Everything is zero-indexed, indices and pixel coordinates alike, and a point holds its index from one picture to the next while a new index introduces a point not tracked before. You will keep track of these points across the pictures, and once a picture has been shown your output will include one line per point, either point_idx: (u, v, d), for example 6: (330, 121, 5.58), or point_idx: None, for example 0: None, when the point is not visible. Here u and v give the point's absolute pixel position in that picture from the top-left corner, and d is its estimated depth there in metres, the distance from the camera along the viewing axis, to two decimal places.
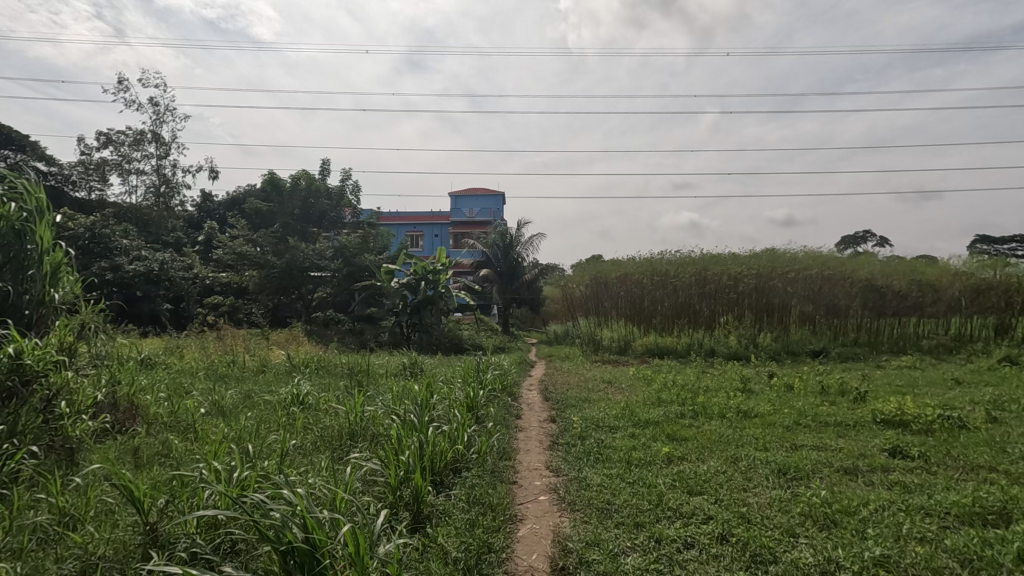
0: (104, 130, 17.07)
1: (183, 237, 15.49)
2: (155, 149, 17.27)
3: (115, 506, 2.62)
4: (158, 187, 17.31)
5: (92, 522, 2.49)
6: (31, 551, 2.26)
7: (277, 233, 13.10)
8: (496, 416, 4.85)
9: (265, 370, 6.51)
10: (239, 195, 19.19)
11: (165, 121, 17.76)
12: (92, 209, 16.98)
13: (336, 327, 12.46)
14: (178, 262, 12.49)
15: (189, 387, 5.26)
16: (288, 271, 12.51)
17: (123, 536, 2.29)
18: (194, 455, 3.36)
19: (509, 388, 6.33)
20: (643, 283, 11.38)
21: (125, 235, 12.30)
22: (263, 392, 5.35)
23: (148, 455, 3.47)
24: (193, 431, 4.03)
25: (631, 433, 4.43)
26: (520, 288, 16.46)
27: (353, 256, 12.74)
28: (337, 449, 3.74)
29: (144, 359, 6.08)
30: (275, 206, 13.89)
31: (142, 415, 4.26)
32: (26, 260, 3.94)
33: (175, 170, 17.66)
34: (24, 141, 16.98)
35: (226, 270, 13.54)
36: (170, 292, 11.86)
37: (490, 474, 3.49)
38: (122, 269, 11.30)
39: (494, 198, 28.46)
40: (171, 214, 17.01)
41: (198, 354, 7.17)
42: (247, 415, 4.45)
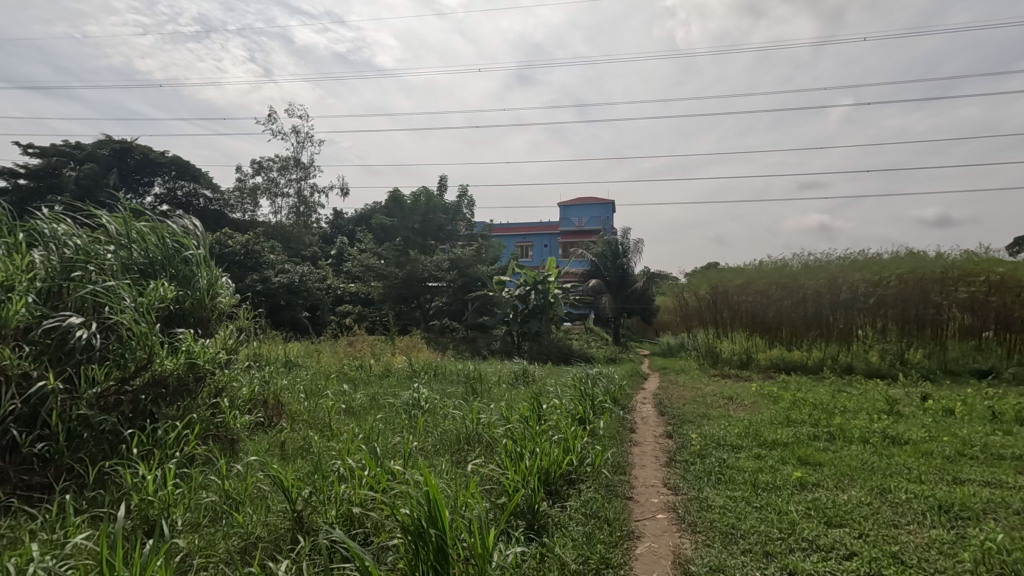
0: (257, 159, 19.47)
1: (318, 251, 17.11)
2: (297, 173, 19.34)
3: (268, 492, 2.95)
4: (298, 207, 19.34)
5: (250, 504, 2.82)
6: (206, 526, 2.63)
7: (399, 246, 14.04)
8: (609, 429, 4.75)
9: (389, 374, 6.99)
10: (365, 212, 20.87)
11: (305, 147, 19.83)
12: (247, 228, 19.36)
13: (451, 334, 12.99)
14: (315, 274, 13.82)
15: (325, 388, 5.78)
16: (408, 282, 13.37)
17: (275, 520, 2.56)
18: (330, 451, 3.68)
19: (622, 400, 6.19)
20: (766, 291, 10.69)
21: (272, 251, 13.87)
22: (386, 395, 5.73)
23: (293, 449, 3.86)
24: (328, 428, 4.44)
25: (756, 454, 4.13)
26: (631, 297, 16.13)
27: (467, 267, 13.27)
28: (455, 452, 3.89)
29: (287, 362, 6.80)
30: (397, 220, 14.86)
31: (286, 412, 4.74)
32: (192, 273, 4.60)
33: (313, 191, 19.62)
34: (196, 173, 19.91)
35: (355, 281, 14.74)
36: (307, 302, 13.14)
37: (605, 488, 3.43)
38: (269, 280, 12.76)
39: (603, 206, 28.10)
40: (310, 231, 18.91)
41: (332, 358, 7.87)
42: (375, 416, 4.80)
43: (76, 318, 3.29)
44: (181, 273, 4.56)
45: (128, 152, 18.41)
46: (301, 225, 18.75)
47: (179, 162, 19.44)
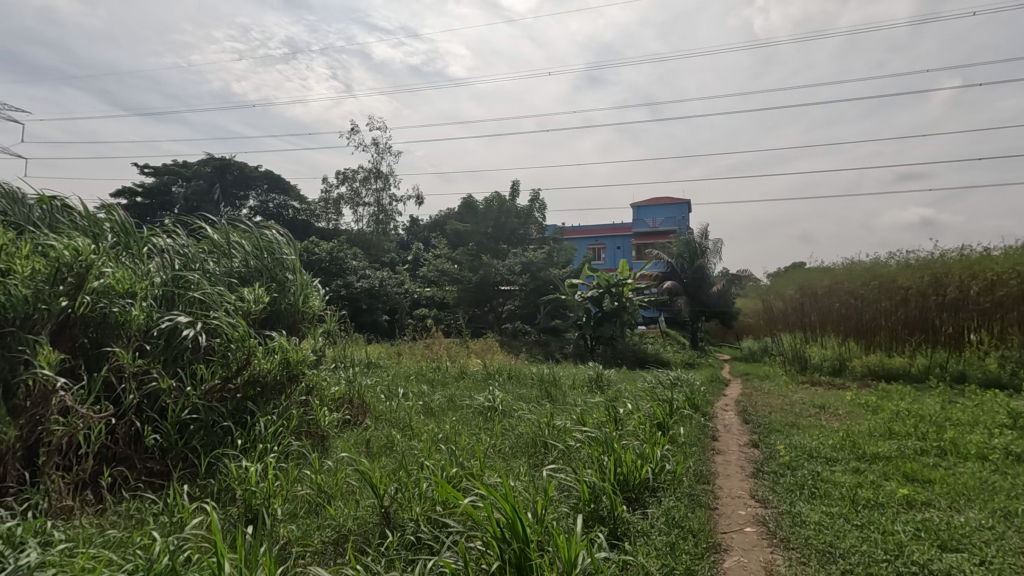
0: (340, 171, 20.57)
1: (396, 257, 17.78)
2: (377, 183, 20.23)
3: (357, 487, 3.09)
4: (378, 215, 20.22)
5: (341, 498, 2.96)
6: (302, 517, 2.79)
7: (473, 251, 14.32)
8: (690, 436, 4.59)
9: (464, 376, 7.14)
10: (440, 218, 21.47)
11: (384, 157, 20.72)
12: (331, 237, 20.47)
13: (524, 337, 13.06)
14: (393, 279, 14.38)
15: (405, 389, 5.97)
16: (481, 286, 13.60)
17: (364, 514, 2.67)
18: (412, 450, 3.80)
19: (703, 407, 5.94)
20: (858, 291, 10.01)
21: (354, 257, 14.59)
22: (462, 397, 5.85)
23: (377, 447, 4.01)
24: (408, 428, 4.59)
25: (855, 468, 3.83)
26: (710, 299, 15.59)
27: (539, 270, 13.31)
28: (532, 455, 3.89)
29: (369, 362, 7.11)
30: (471, 225, 15.13)
31: (370, 411, 4.94)
32: (285, 279, 4.93)
33: (391, 199, 20.44)
34: (286, 185, 21.33)
35: (430, 285, 15.16)
36: (386, 306, 13.70)
37: (687, 497, 3.31)
38: (352, 286, 13.42)
39: (679, 205, 27.22)
40: (389, 238, 19.70)
41: (412, 359, 8.15)
42: (453, 418, 4.91)
43: (183, 319, 3.63)
44: (276, 278, 4.91)
45: (228, 168, 20.01)
46: (380, 233, 19.59)
47: (271, 177, 20.93)
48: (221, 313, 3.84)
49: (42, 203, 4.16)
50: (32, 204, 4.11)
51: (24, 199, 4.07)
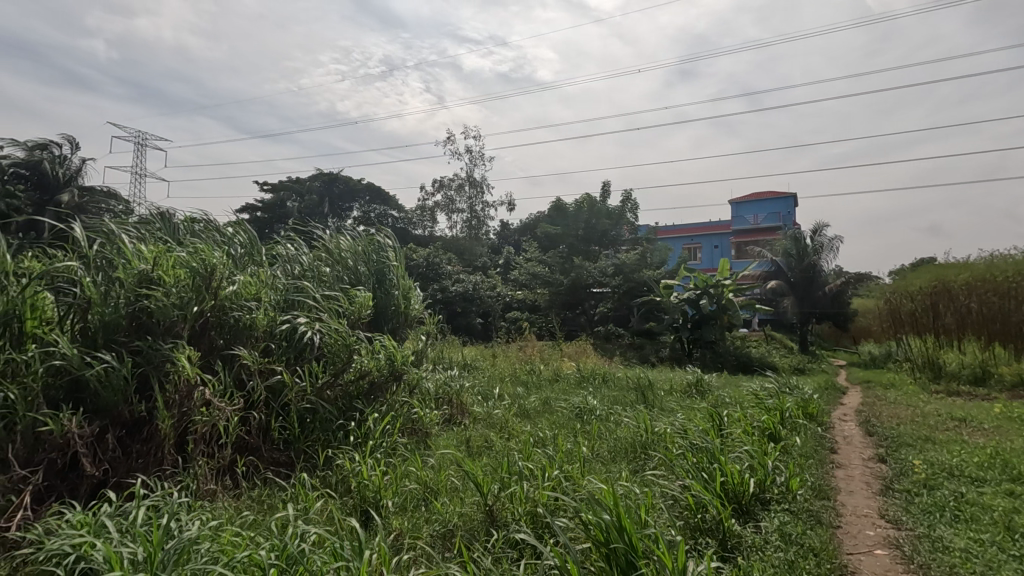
0: (436, 180, 21.46)
1: (488, 261, 18.20)
2: (470, 190, 20.83)
3: (460, 484, 3.17)
4: (470, 221, 20.84)
5: (446, 494, 3.06)
6: (411, 510, 2.93)
7: (563, 254, 14.34)
8: (806, 448, 4.25)
9: (559, 379, 7.16)
10: (531, 222, 21.70)
11: (476, 165, 21.33)
12: (427, 243, 21.37)
13: (617, 340, 12.83)
14: (486, 282, 14.72)
15: (501, 391, 6.08)
16: (573, 289, 13.54)
17: (469, 512, 2.75)
18: (510, 450, 3.85)
19: (818, 417, 5.50)
20: (1004, 288, 8.82)
21: (449, 263, 15.14)
22: (557, 399, 5.85)
23: (477, 446, 4.09)
24: (506, 428, 4.64)
25: (1008, 490, 3.35)
26: (822, 300, 14.40)
27: (631, 272, 13.05)
28: (632, 461, 3.80)
29: (467, 364, 7.33)
30: (562, 228, 15.07)
31: (468, 411, 5.04)
32: (389, 284, 5.20)
33: (483, 205, 20.98)
34: (386, 196, 22.65)
35: (522, 288, 15.35)
36: (480, 309, 14.07)
37: (805, 513, 3.07)
38: (448, 289, 13.94)
39: (784, 200, 25.42)
40: (481, 243, 20.24)
41: (507, 361, 8.31)
42: (550, 420, 4.90)
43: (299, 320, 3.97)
44: (381, 283, 5.20)
45: (334, 182, 21.60)
46: (473, 238, 20.18)
47: (372, 189, 22.34)
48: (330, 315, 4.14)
49: (184, 220, 4.67)
50: (177, 220, 4.63)
51: (170, 218, 4.59)
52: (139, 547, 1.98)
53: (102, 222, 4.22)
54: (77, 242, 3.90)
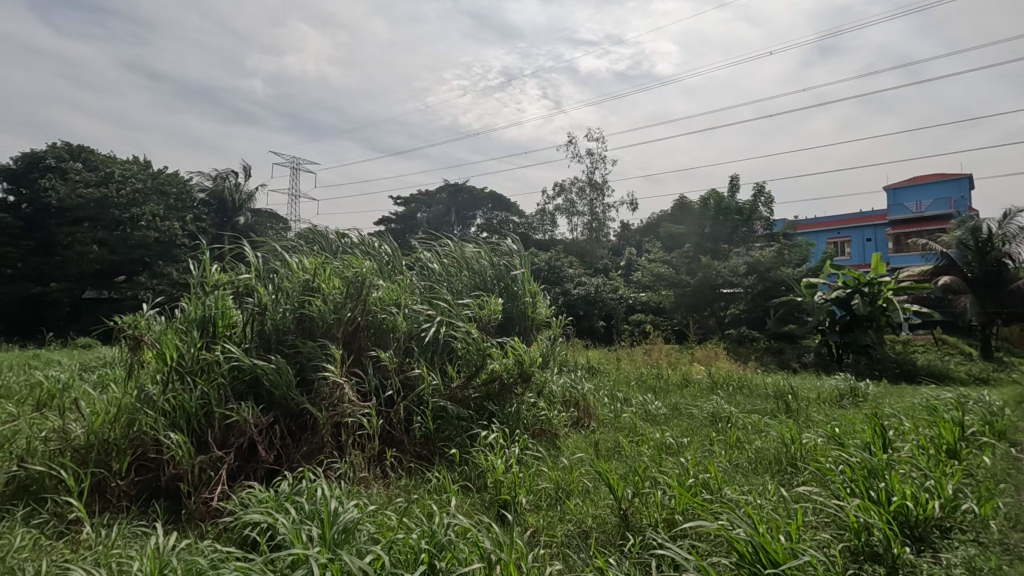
0: (556, 184, 21.68)
1: (610, 263, 17.96)
2: (590, 193, 20.71)
3: (592, 486, 3.17)
4: (591, 223, 20.74)
5: (578, 495, 3.07)
6: (545, 508, 2.98)
7: (689, 254, 13.68)
8: (997, 470, 3.61)
9: (688, 384, 6.84)
10: (653, 221, 21.04)
11: (595, 167, 21.18)
12: (548, 246, 21.65)
13: (751, 344, 11.97)
14: (608, 284, 14.56)
15: (627, 395, 5.95)
16: (701, 290, 12.83)
17: (603, 514, 2.74)
18: (641, 456, 3.74)
19: (1012, 435, 4.64)
20: None
21: (570, 266, 15.22)
22: (688, 405, 5.58)
23: (606, 449, 4.03)
24: (634, 432, 4.51)
25: None
26: (1010, 299, 12.17)
27: (767, 271, 12.09)
28: (776, 474, 3.52)
29: (591, 368, 7.30)
30: (687, 226, 14.35)
31: (595, 414, 4.98)
32: (516, 290, 5.32)
33: (603, 206, 20.77)
34: (508, 203, 23.38)
35: (645, 290, 14.92)
36: (603, 312, 13.96)
37: (999, 546, 2.62)
38: (570, 293, 13.99)
39: (956, 183, 21.85)
40: (602, 245, 20.04)
41: (633, 365, 8.13)
42: (679, 427, 4.69)
43: (434, 323, 4.22)
44: (509, 289, 5.34)
45: (460, 192, 22.77)
46: (594, 241, 20.06)
47: (495, 197, 23.19)
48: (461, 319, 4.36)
49: (336, 236, 5.20)
50: (331, 236, 5.18)
51: (325, 234, 5.14)
52: (314, 526, 2.25)
53: (272, 242, 4.86)
54: (253, 259, 4.55)
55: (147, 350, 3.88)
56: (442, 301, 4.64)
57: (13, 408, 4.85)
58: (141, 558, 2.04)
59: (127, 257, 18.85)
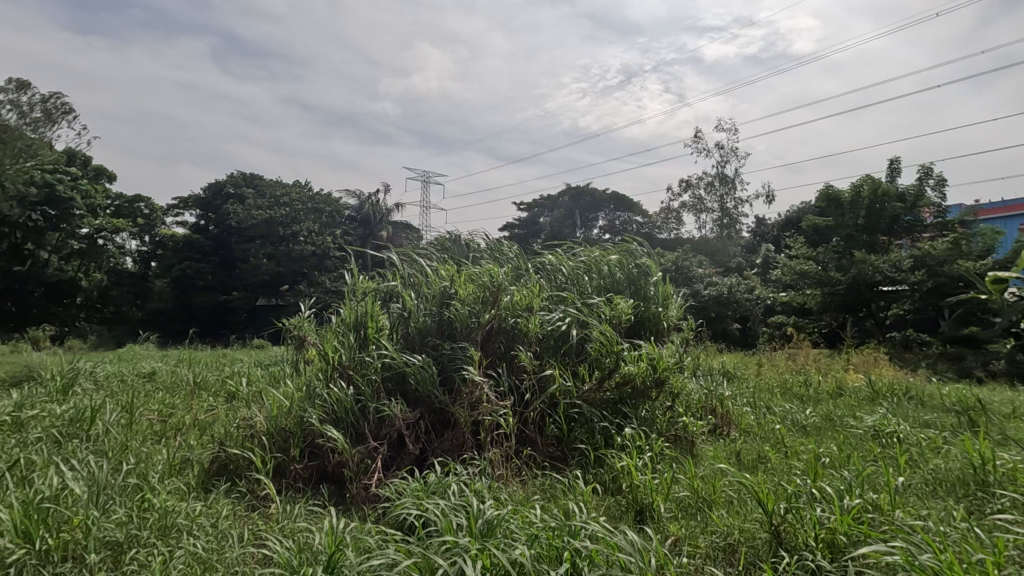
0: (684, 180, 20.79)
1: (744, 261, 16.79)
2: (720, 188, 19.57)
3: (737, 497, 2.99)
4: (722, 220, 19.58)
5: (723, 506, 2.92)
6: (687, 518, 2.86)
7: (839, 249, 12.32)
8: None
9: (844, 393, 6.16)
10: (794, 215, 19.28)
11: (726, 160, 19.96)
12: (675, 246, 20.82)
13: (921, 349, 10.49)
14: (743, 284, 13.69)
15: (770, 403, 5.50)
16: (855, 289, 11.45)
17: (751, 528, 2.58)
18: (792, 469, 3.44)
19: None
20: None
21: (700, 265, 14.60)
22: (845, 417, 5.01)
23: (750, 460, 3.77)
24: (781, 443, 4.15)
25: None
26: None
27: (940, 264, 10.41)
28: (962, 499, 3.04)
29: (729, 372, 6.90)
30: (835, 218, 12.93)
31: (736, 422, 4.67)
32: (647, 291, 5.16)
33: (735, 202, 19.51)
34: (631, 203, 22.93)
35: (786, 289, 13.74)
36: (737, 312, 13.27)
37: None
38: (700, 293, 13.37)
39: None
40: (735, 243, 18.80)
41: (775, 370, 7.54)
42: (833, 440, 4.23)
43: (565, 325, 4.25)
44: (640, 291, 5.19)
45: (582, 195, 22.78)
46: (725, 239, 18.89)
47: (618, 197, 22.87)
48: (593, 322, 4.37)
49: (467, 242, 5.45)
50: (462, 242, 5.43)
51: (457, 240, 5.40)
52: (463, 519, 2.38)
53: (411, 250, 5.23)
54: (396, 267, 4.97)
55: (311, 349, 4.41)
56: (572, 304, 4.69)
57: (212, 399, 5.77)
58: (320, 534, 2.31)
59: (291, 268, 21.51)
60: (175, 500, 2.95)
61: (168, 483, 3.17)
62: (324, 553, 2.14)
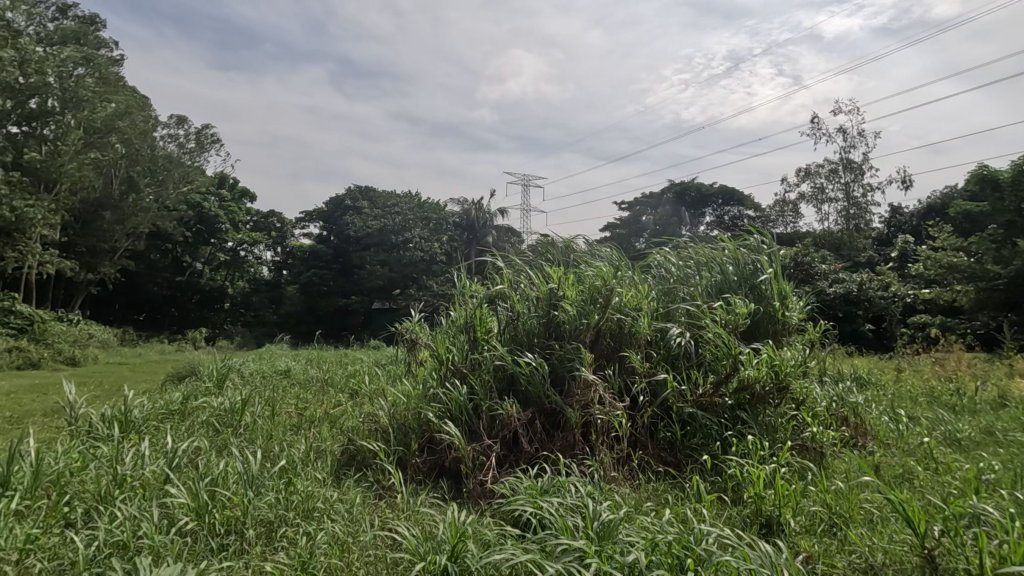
0: (802, 169, 19.24)
1: (875, 256, 15.16)
2: (845, 175, 17.85)
3: (880, 515, 2.71)
4: (849, 210, 17.84)
5: (863, 525, 2.66)
6: (819, 534, 2.65)
7: (997, 239, 10.70)
8: None
9: (1010, 403, 5.32)
10: (938, 201, 17.06)
11: (853, 144, 18.17)
12: (793, 241, 19.31)
13: None
14: (875, 281, 12.40)
15: (914, 413, 4.92)
16: (1019, 284, 9.86)
17: (897, 550, 2.33)
18: (946, 487, 3.06)
19: None
20: None
21: (823, 260, 13.52)
22: (1012, 431, 4.32)
23: (891, 475, 3.39)
24: (931, 458, 3.69)
25: None
26: None
27: None
28: None
29: (864, 378, 6.26)
30: (991, 202, 11.22)
31: (873, 433, 4.23)
32: (764, 290, 4.82)
33: (864, 190, 17.69)
34: (742, 197, 21.64)
35: (930, 285, 12.20)
36: (870, 312, 12.00)
37: None
38: (824, 292, 12.33)
39: None
40: (864, 236, 17.04)
41: (919, 377, 6.73)
42: (998, 457, 3.67)
43: (675, 326, 4.13)
44: (757, 290, 4.86)
45: (687, 191, 21.91)
46: (853, 231, 17.18)
47: (726, 190, 21.69)
48: (705, 324, 4.18)
49: (569, 243, 5.44)
50: (564, 244, 5.43)
51: (559, 241, 5.40)
52: (579, 520, 2.40)
53: (515, 253, 5.33)
54: (500, 270, 5.11)
55: (423, 351, 4.66)
56: (682, 305, 4.53)
57: (339, 395, 6.29)
58: (443, 525, 2.44)
59: (402, 273, 22.83)
60: (315, 486, 3.28)
61: (308, 470, 3.52)
62: (447, 543, 2.26)
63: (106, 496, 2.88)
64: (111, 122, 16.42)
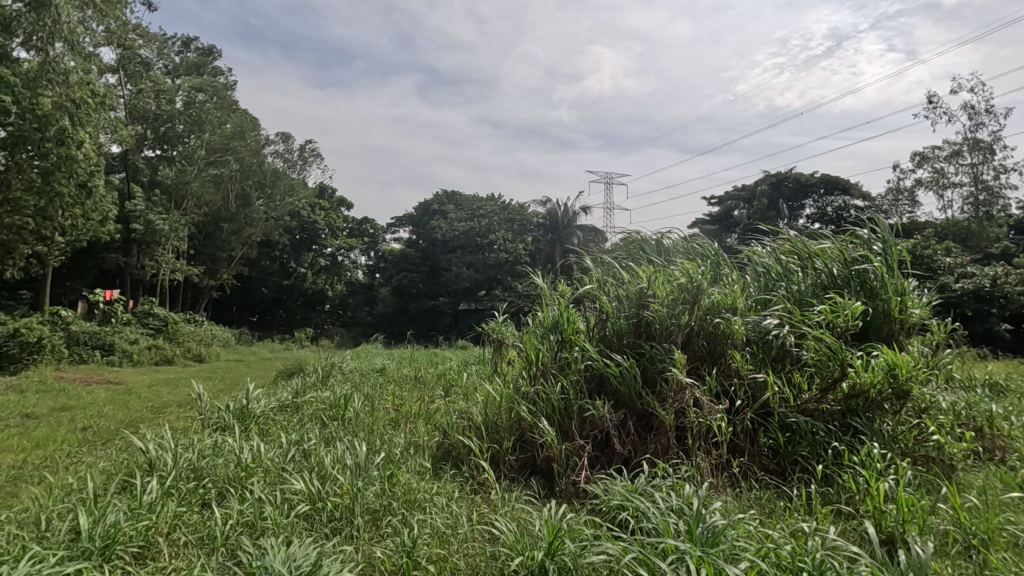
0: (919, 153, 17.45)
1: (1012, 247, 13.41)
2: (973, 157, 15.96)
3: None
4: (978, 196, 15.91)
5: (1007, 549, 2.38)
6: (953, 555, 2.40)
7: None
8: None
9: None
10: None
11: (982, 122, 16.22)
12: (910, 232, 17.51)
13: None
14: (1014, 275, 10.96)
15: None
16: None
17: None
18: None
19: None
20: None
21: (948, 252, 12.18)
22: None
23: None
24: None
25: None
26: None
27: None
28: None
29: (1002, 386, 5.55)
30: None
31: (1014, 449, 3.73)
32: (877, 285, 4.41)
33: (997, 172, 15.72)
34: (847, 185, 19.96)
35: None
36: (1007, 310, 10.62)
37: None
38: (950, 288, 11.08)
39: None
40: (998, 224, 15.12)
41: None
42: None
43: (774, 323, 3.90)
44: (868, 286, 4.46)
45: (783, 183, 20.59)
46: (983, 219, 15.30)
47: (829, 179, 20.10)
48: (809, 324, 3.91)
49: (660, 241, 5.29)
50: (654, 242, 5.29)
51: (649, 239, 5.27)
52: (678, 524, 2.34)
53: (600, 253, 5.28)
54: (586, 270, 5.08)
55: (511, 351, 4.74)
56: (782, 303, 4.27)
57: (432, 392, 6.55)
58: (540, 522, 2.47)
59: (488, 274, 23.28)
60: (416, 478, 3.44)
61: (408, 462, 3.71)
62: (545, 540, 2.28)
63: (235, 479, 3.20)
64: (227, 142, 18.15)
